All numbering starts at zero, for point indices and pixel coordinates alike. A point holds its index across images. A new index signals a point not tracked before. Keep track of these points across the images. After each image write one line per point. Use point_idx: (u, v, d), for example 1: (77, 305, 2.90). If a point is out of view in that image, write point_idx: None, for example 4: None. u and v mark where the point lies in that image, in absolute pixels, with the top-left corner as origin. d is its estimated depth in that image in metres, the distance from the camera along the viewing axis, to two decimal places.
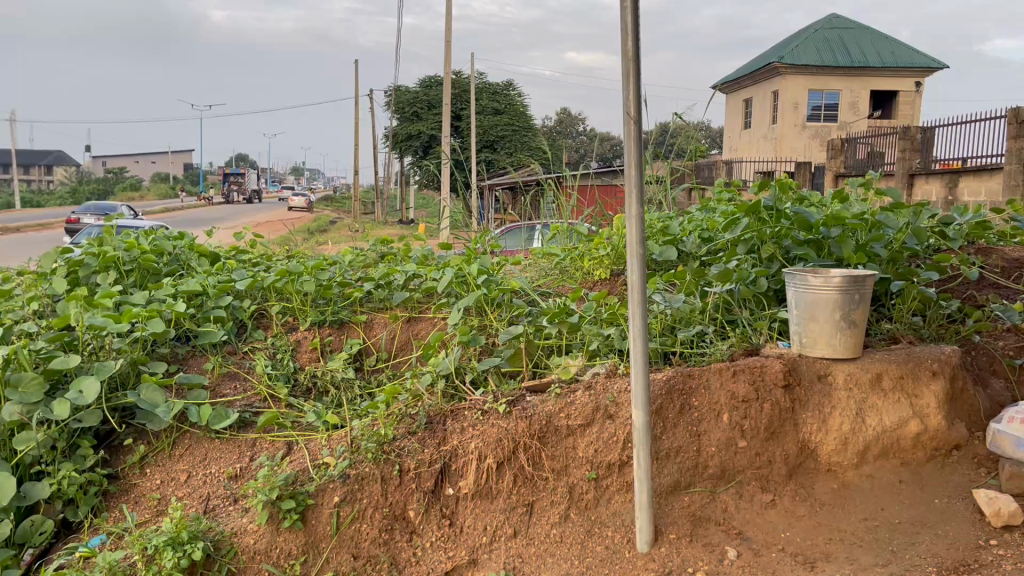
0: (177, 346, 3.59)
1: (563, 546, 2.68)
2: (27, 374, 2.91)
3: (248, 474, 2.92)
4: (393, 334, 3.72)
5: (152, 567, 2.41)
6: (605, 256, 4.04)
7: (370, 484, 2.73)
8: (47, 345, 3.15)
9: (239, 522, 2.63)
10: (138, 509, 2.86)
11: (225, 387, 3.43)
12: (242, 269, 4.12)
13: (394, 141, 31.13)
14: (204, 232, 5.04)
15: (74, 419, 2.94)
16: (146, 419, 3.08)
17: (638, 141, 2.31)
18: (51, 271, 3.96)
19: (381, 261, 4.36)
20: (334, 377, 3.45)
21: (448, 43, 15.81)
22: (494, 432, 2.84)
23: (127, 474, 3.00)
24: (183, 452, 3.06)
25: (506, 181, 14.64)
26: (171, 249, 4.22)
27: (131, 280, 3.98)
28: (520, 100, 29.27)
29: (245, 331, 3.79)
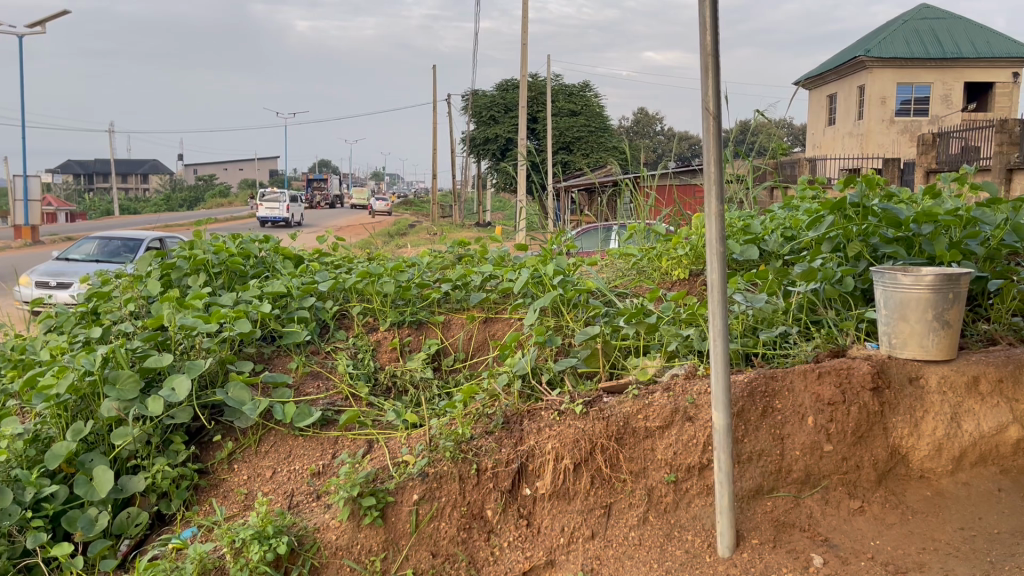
0: (264, 346, 3.71)
1: (641, 549, 2.64)
2: (124, 371, 3.05)
3: (330, 471, 2.99)
4: (470, 335, 3.77)
5: (239, 560, 2.49)
6: (684, 255, 3.98)
7: (449, 482, 2.75)
8: (142, 345, 3.30)
9: (322, 519, 2.70)
10: (226, 503, 2.96)
11: (309, 386, 3.51)
12: (324, 271, 4.25)
13: (471, 145, 31.39)
14: (289, 235, 5.06)
15: (167, 415, 3.07)
16: (233, 416, 3.19)
17: (718, 137, 2.26)
18: (146, 274, 4.14)
19: (458, 262, 4.41)
20: (413, 377, 3.51)
21: (525, 45, 15.89)
22: (572, 432, 2.82)
23: (216, 469, 3.10)
24: (269, 449, 3.14)
25: (583, 182, 14.49)
26: (257, 253, 4.37)
27: (220, 282, 4.16)
28: (596, 101, 29.17)
29: (328, 331, 3.89)
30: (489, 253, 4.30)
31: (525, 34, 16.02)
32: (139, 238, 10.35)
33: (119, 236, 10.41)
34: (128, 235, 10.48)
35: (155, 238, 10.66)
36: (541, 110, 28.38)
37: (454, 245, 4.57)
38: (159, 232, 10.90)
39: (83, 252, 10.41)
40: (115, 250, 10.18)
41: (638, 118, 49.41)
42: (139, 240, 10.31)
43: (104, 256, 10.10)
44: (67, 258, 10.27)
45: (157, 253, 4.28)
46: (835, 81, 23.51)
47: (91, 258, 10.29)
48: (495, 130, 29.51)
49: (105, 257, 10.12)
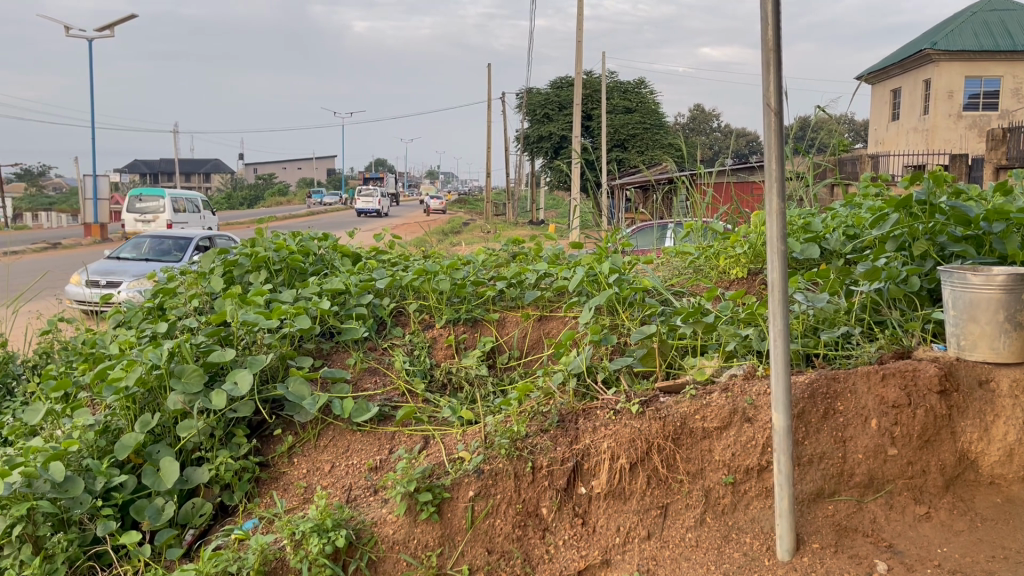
0: (323, 342, 3.76)
1: (698, 550, 2.61)
2: (188, 366, 3.14)
3: (387, 466, 3.03)
4: (525, 333, 3.77)
5: (299, 552, 2.53)
6: (742, 254, 3.92)
7: (504, 480, 2.76)
8: (206, 339, 3.39)
9: (379, 513, 2.72)
10: (287, 496, 3.01)
11: (367, 381, 3.54)
12: (382, 269, 4.29)
13: (525, 143, 31.40)
14: (346, 233, 5.10)
15: (230, 409, 3.15)
16: (293, 410, 3.25)
17: (779, 134, 2.21)
18: (209, 271, 4.24)
19: (512, 260, 4.42)
20: (468, 374, 3.54)
21: (580, 43, 15.81)
22: (627, 432, 2.81)
23: (277, 462, 3.16)
24: (328, 443, 3.20)
25: (637, 180, 14.37)
26: (317, 250, 4.45)
27: (281, 279, 4.25)
28: (651, 99, 28.92)
29: (385, 328, 3.94)
30: (544, 252, 4.29)
31: (579, 31, 15.97)
32: (187, 237, 10.65)
33: (171, 235, 10.65)
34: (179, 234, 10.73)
35: (203, 237, 10.86)
36: (596, 108, 28.24)
37: (509, 243, 4.58)
38: (208, 232, 11.10)
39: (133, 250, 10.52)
40: (165, 249, 10.37)
41: (694, 115, 48.83)
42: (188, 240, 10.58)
43: (155, 256, 10.29)
44: (118, 255, 10.35)
45: (220, 250, 4.37)
46: (900, 75, 22.88)
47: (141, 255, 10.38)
48: (549, 128, 29.47)
49: (154, 256, 10.31)
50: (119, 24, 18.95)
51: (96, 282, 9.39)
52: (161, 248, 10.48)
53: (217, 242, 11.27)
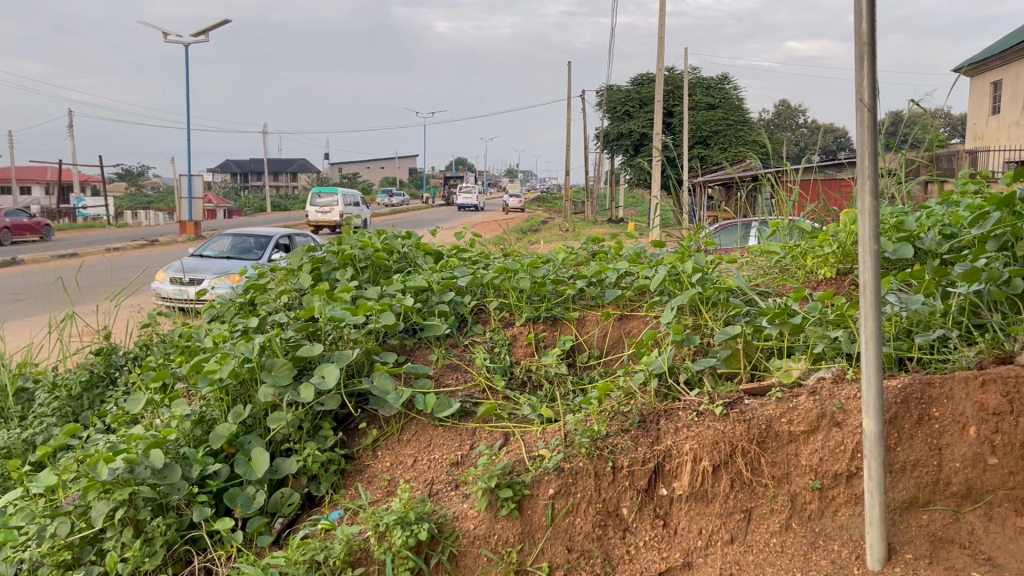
0: (406, 338, 3.83)
1: (784, 556, 2.56)
2: (278, 359, 3.25)
3: (468, 462, 3.07)
4: (605, 332, 3.75)
5: (382, 543, 2.60)
6: (830, 253, 3.80)
7: (584, 479, 2.76)
8: (295, 335, 3.51)
9: (461, 508, 2.77)
10: (371, 488, 3.08)
11: (448, 377, 3.59)
12: (463, 266, 4.35)
13: (605, 141, 31.23)
14: (431, 231, 5.16)
15: (317, 402, 3.23)
16: (377, 405, 3.31)
17: (873, 130, 2.14)
18: (298, 267, 4.37)
19: (592, 259, 4.41)
20: (548, 372, 3.56)
21: (662, 39, 15.62)
22: (711, 434, 2.77)
23: (362, 455, 3.23)
24: (410, 437, 3.26)
25: (720, 178, 14.11)
26: (400, 248, 4.56)
27: (366, 275, 4.37)
28: (735, 95, 28.35)
29: (466, 325, 3.98)
30: (625, 250, 4.25)
31: (661, 27, 15.78)
32: (266, 235, 11.02)
33: (251, 233, 11.05)
34: (259, 233, 11.10)
35: (281, 235, 11.21)
36: (678, 105, 27.85)
37: (588, 241, 4.57)
38: (287, 230, 11.43)
39: (216, 249, 10.87)
40: (246, 248, 10.72)
41: (779, 111, 47.63)
42: (269, 238, 10.89)
43: (236, 254, 10.68)
44: (202, 254, 10.71)
45: (308, 248, 4.53)
46: (1001, 66, 21.81)
47: (223, 254, 10.72)
48: (630, 125, 29.23)
49: (236, 255, 10.67)
50: (212, 30, 20.85)
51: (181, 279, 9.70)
52: (242, 247, 10.85)
53: (295, 242, 11.58)
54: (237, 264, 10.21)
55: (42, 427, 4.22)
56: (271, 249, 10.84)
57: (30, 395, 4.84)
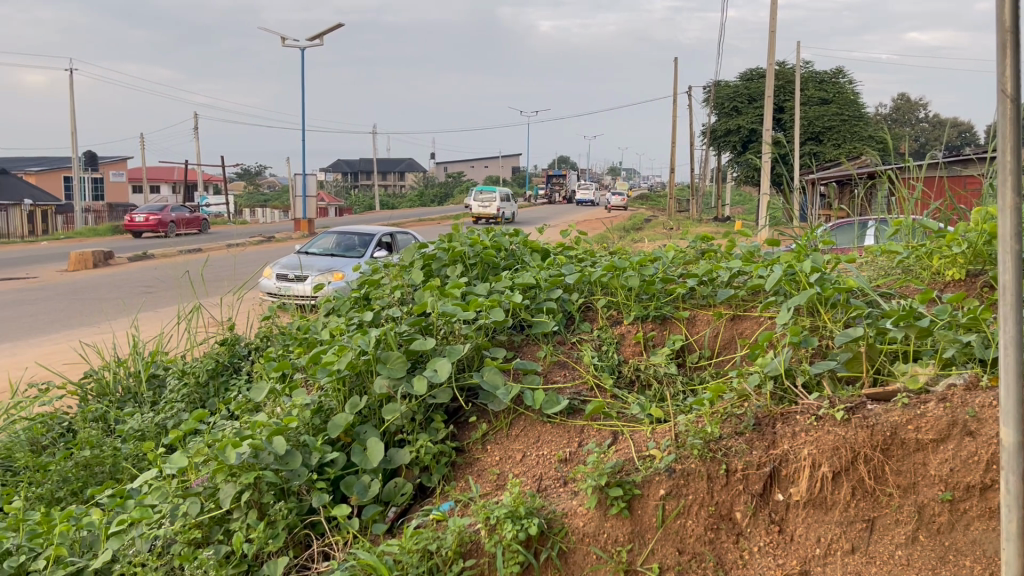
0: (514, 334, 3.86)
1: (910, 570, 2.44)
2: (393, 352, 3.35)
3: (577, 459, 3.07)
4: (716, 332, 3.67)
5: (493, 536, 2.63)
6: (959, 254, 3.60)
7: (697, 480, 2.71)
8: (409, 328, 3.59)
9: (570, 504, 2.77)
10: (481, 481, 3.10)
11: (556, 374, 3.60)
12: (570, 264, 4.35)
13: (712, 138, 30.57)
14: (538, 229, 5.31)
15: (430, 395, 3.32)
16: (487, 399, 3.37)
17: (1017, 124, 2.02)
18: (410, 264, 4.52)
19: (702, 257, 4.33)
20: (657, 372, 3.51)
21: (775, 32, 15.15)
22: (831, 439, 2.69)
23: (471, 448, 3.28)
24: (519, 432, 3.29)
25: (835, 175, 13.56)
26: (508, 245, 4.60)
27: (475, 272, 4.41)
28: (851, 88, 27.21)
29: (574, 323, 3.97)
30: (738, 249, 4.14)
31: (774, 20, 15.32)
32: (370, 233, 11.29)
33: (354, 231, 11.34)
34: (362, 231, 11.38)
35: (384, 233, 11.47)
36: (789, 99, 26.96)
37: (696, 239, 4.51)
38: (389, 228, 11.69)
39: (321, 246, 11.20)
40: (350, 245, 11.01)
41: (899, 105, 45.43)
42: (371, 236, 11.17)
43: (340, 251, 10.99)
44: (307, 251, 11.08)
45: (419, 245, 4.64)
46: None
47: (327, 251, 11.05)
48: (738, 122, 28.50)
49: (340, 252, 10.97)
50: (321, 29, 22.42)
51: (288, 276, 10.05)
52: (346, 244, 11.13)
53: (397, 240, 11.82)
54: (342, 262, 10.51)
55: (173, 411, 4.47)
56: (373, 247, 11.11)
57: (161, 381, 5.13)
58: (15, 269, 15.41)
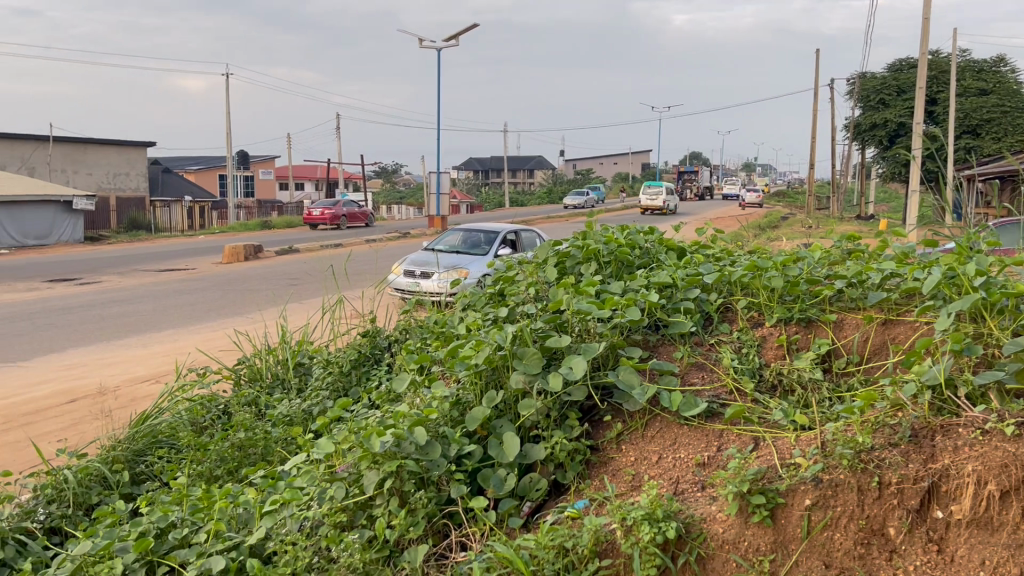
0: (650, 334, 3.80)
1: None
2: (529, 348, 3.39)
3: (716, 464, 2.99)
4: (867, 337, 3.50)
5: (630, 537, 2.60)
6: None
7: (846, 492, 2.59)
8: (544, 326, 3.63)
9: (709, 509, 2.70)
10: (616, 480, 3.08)
11: (694, 376, 3.51)
12: (708, 263, 4.24)
13: (857, 132, 29.08)
14: (674, 227, 5.20)
15: (565, 393, 3.32)
16: (622, 399, 3.33)
17: None
18: (544, 260, 4.55)
19: (848, 258, 4.12)
20: (801, 377, 3.38)
21: (930, 20, 14.23)
22: (999, 456, 2.54)
23: (606, 447, 3.25)
24: (655, 434, 3.23)
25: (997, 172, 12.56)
26: (643, 244, 4.52)
27: (609, 270, 4.36)
28: (1015, 77, 25.21)
29: (712, 324, 3.88)
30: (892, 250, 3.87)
31: (928, 7, 14.39)
32: (495, 230, 11.41)
33: (480, 228, 11.49)
34: (487, 228, 11.51)
35: (509, 230, 11.56)
36: (943, 90, 25.27)
37: (842, 238, 4.30)
38: (514, 226, 11.77)
39: (448, 243, 11.41)
40: (476, 242, 11.16)
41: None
42: (496, 233, 11.29)
43: (466, 248, 11.15)
44: (434, 247, 11.33)
45: (553, 243, 4.68)
46: None
47: (453, 248, 11.25)
48: (886, 115, 26.98)
49: (465, 249, 11.13)
50: (460, 35, 23.44)
51: (412, 273, 10.27)
52: (471, 241, 11.29)
53: (521, 237, 11.86)
54: (467, 259, 10.69)
55: (318, 399, 4.70)
56: (498, 245, 11.22)
57: (306, 369, 5.39)
58: (175, 261, 16.61)
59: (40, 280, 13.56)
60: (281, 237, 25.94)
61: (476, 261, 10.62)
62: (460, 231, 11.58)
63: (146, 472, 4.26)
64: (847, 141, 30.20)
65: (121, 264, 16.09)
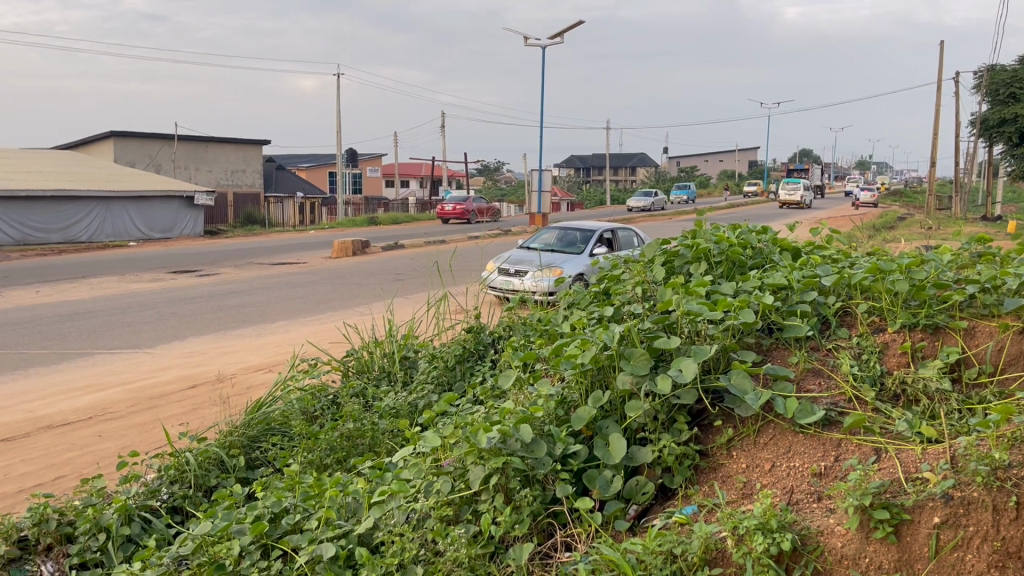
0: (763, 337, 3.67)
1: None
2: (637, 349, 3.35)
3: (834, 474, 2.86)
4: (1001, 347, 3.28)
5: (741, 547, 2.50)
6: None
7: (979, 511, 2.45)
8: (652, 326, 3.56)
9: (826, 522, 2.59)
10: (726, 488, 2.98)
11: (810, 383, 3.38)
12: (826, 265, 4.09)
13: (984, 128, 27.40)
14: (786, 226, 4.96)
15: (674, 395, 3.24)
16: (734, 404, 3.22)
17: None
18: (652, 259, 4.48)
19: (979, 261, 3.87)
20: (927, 387, 3.19)
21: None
22: None
23: (716, 453, 3.16)
24: (768, 441, 3.11)
25: None
26: (756, 243, 4.39)
27: (720, 270, 4.26)
28: None
29: (829, 328, 3.72)
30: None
31: None
32: (591, 229, 11.30)
33: (576, 227, 11.39)
34: (583, 227, 11.38)
35: (606, 229, 11.43)
36: None
37: (970, 240, 4.07)
38: (610, 224, 11.58)
39: (543, 241, 11.37)
40: (571, 241, 11.07)
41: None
42: (591, 232, 11.17)
43: (560, 246, 11.06)
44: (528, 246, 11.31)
45: (661, 240, 4.61)
46: None
47: (548, 246, 11.19)
48: (1015, 110, 25.32)
49: (559, 247, 11.04)
50: (569, 30, 21.76)
51: (506, 271, 10.27)
52: (566, 240, 11.18)
53: (617, 237, 11.67)
54: (561, 257, 10.62)
55: (423, 393, 4.77)
56: (594, 244, 11.06)
57: (411, 363, 5.49)
58: (286, 255, 17.25)
59: (165, 271, 14.33)
60: (385, 233, 26.54)
61: (571, 260, 10.51)
62: (552, 230, 11.48)
63: (260, 457, 4.43)
64: (972, 138, 28.44)
65: (238, 257, 16.81)
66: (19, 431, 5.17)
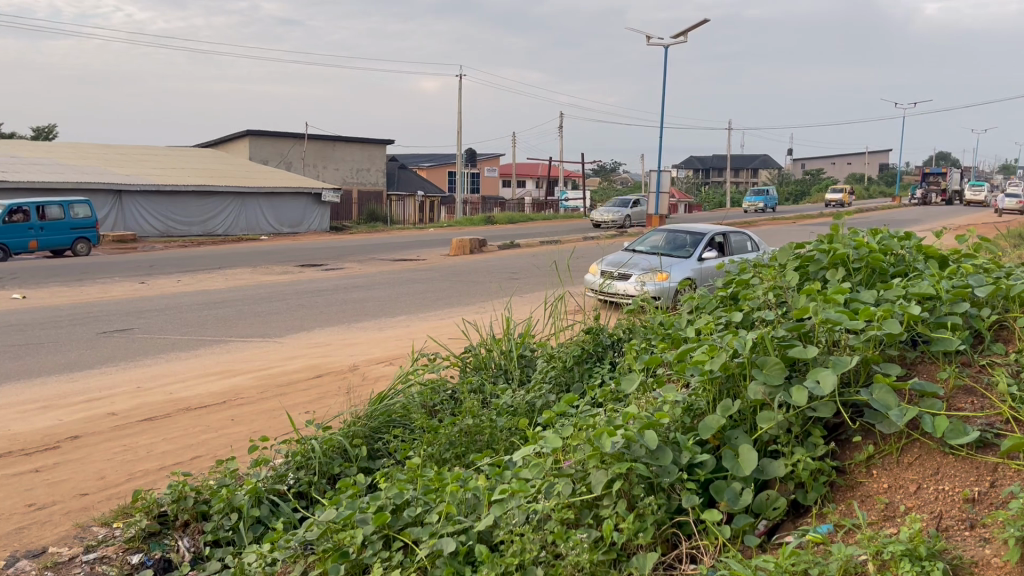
0: (907, 350, 3.45)
1: None
2: (771, 357, 3.18)
3: (990, 501, 2.65)
4: None
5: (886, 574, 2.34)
6: None
7: None
8: (787, 334, 3.41)
9: (981, 553, 2.39)
10: (866, 508, 2.81)
11: (961, 401, 3.14)
12: (978, 274, 3.83)
13: None
14: (934, 233, 4.66)
15: (810, 408, 3.08)
16: (876, 419, 3.02)
17: None
18: (785, 263, 4.31)
19: None
20: None
21: None
22: None
23: (853, 470, 2.99)
24: (913, 461, 2.91)
25: None
26: (898, 250, 4.14)
27: (859, 278, 4.01)
28: None
29: (982, 343, 3.48)
30: None
31: None
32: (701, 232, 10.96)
33: (684, 229, 11.08)
34: (694, 229, 11.06)
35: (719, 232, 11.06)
36: None
37: None
38: (722, 227, 11.19)
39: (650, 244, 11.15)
40: (679, 244, 10.80)
41: None
42: (702, 235, 10.85)
43: (668, 248, 10.80)
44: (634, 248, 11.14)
45: (796, 245, 4.42)
46: None
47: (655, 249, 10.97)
48: None
49: (667, 250, 10.79)
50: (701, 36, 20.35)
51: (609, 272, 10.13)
52: (675, 243, 10.90)
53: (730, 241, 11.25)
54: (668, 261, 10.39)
55: (541, 392, 4.74)
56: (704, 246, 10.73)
57: (528, 361, 5.47)
58: (407, 251, 17.62)
59: (294, 264, 14.93)
60: (500, 232, 26.72)
61: (677, 263, 10.31)
62: (661, 232, 11.25)
63: (382, 448, 4.50)
64: None
65: (360, 252, 17.33)
66: (160, 411, 5.48)
